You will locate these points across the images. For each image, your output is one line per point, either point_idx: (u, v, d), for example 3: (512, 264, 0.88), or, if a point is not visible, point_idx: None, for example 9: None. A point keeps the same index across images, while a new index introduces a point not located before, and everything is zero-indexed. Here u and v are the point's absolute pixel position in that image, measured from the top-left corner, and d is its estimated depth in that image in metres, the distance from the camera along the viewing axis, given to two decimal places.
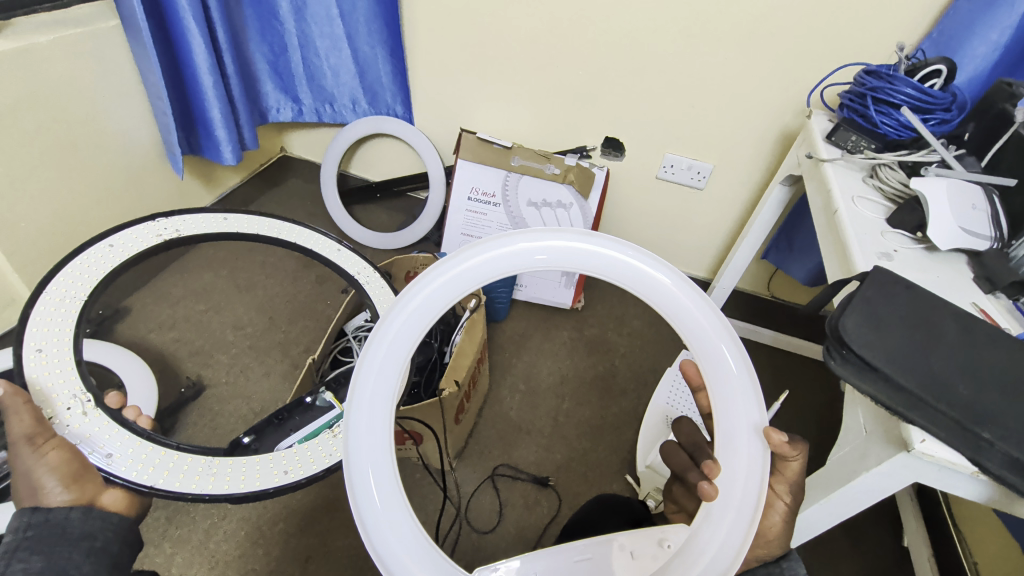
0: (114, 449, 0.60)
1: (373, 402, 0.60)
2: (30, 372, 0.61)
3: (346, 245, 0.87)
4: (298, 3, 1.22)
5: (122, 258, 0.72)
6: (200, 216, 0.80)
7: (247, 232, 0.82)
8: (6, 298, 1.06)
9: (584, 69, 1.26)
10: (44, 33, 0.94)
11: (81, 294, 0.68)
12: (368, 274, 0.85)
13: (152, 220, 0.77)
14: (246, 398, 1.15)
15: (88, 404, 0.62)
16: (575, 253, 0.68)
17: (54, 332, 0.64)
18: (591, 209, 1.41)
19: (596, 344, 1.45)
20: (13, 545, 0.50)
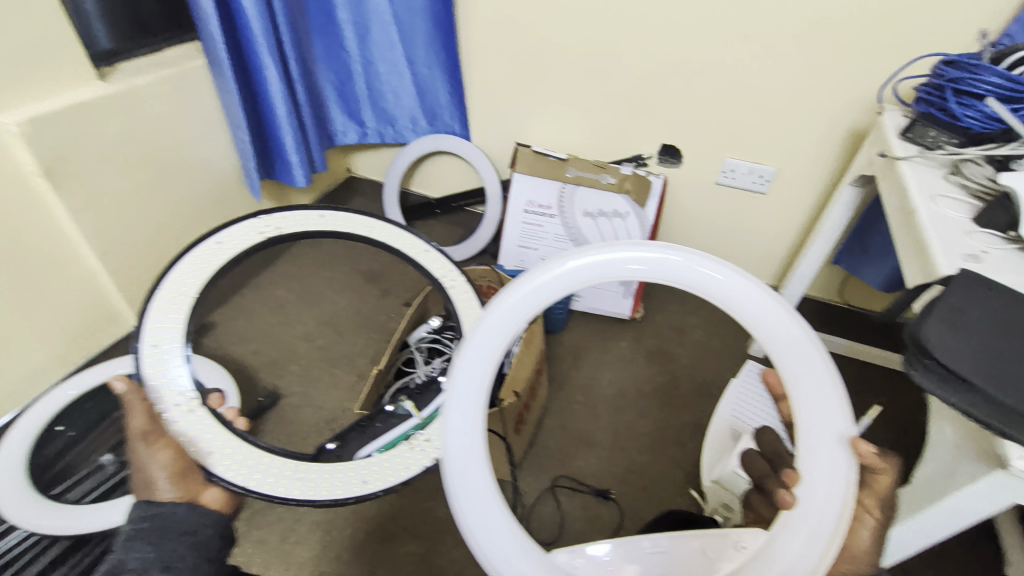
0: (215, 448, 0.65)
1: (456, 410, 0.64)
2: (148, 371, 0.65)
3: (433, 246, 0.88)
4: (362, 32, 1.28)
5: (230, 255, 0.74)
6: (298, 212, 0.81)
7: (340, 231, 0.83)
8: (110, 315, 1.17)
9: (638, 78, 1.26)
10: (144, 75, 1.05)
11: (192, 290, 0.71)
12: (454, 278, 0.86)
13: (255, 215, 0.78)
14: (317, 406, 1.21)
15: (192, 401, 0.67)
16: (663, 264, 0.68)
17: (169, 328, 0.68)
18: (649, 218, 1.39)
19: (656, 355, 1.43)
20: (131, 534, 0.56)
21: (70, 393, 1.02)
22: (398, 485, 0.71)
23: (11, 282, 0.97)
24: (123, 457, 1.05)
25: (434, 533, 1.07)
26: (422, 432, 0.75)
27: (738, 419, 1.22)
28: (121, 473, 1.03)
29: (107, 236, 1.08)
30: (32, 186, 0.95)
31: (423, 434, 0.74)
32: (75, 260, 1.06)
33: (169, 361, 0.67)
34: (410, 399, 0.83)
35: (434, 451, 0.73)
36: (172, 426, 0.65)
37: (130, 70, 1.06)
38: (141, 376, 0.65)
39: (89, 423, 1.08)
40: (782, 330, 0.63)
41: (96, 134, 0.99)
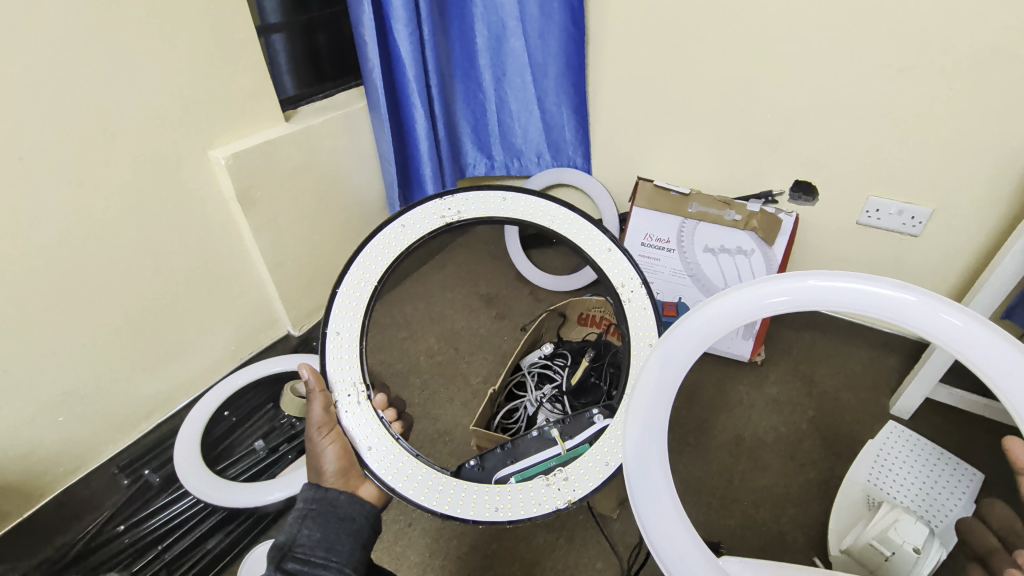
0: (373, 443, 0.79)
1: (652, 403, 0.68)
2: (330, 362, 0.80)
3: (615, 248, 0.84)
4: (499, 75, 1.38)
5: (411, 240, 0.83)
6: (481, 196, 0.84)
7: (520, 218, 0.85)
8: (270, 319, 1.35)
9: (772, 112, 1.23)
10: (318, 116, 1.23)
11: (372, 279, 0.82)
12: (632, 286, 0.83)
13: (441, 197, 0.84)
14: (433, 419, 1.29)
15: (361, 393, 0.80)
16: (846, 293, 0.70)
17: (348, 319, 0.81)
18: (776, 257, 1.32)
19: (779, 404, 1.33)
20: (305, 511, 0.72)
21: (239, 381, 1.20)
22: (525, 519, 0.78)
23: (207, 285, 1.17)
24: (272, 443, 1.21)
25: (534, 558, 1.08)
26: (562, 468, 0.80)
27: (876, 486, 1.10)
28: (268, 458, 1.18)
29: (277, 252, 1.26)
30: (229, 208, 1.14)
31: (563, 471, 0.80)
32: (251, 271, 1.25)
33: (346, 353, 0.81)
34: (555, 425, 0.87)
35: (569, 494, 0.78)
36: (343, 413, 0.79)
37: (309, 111, 1.24)
38: (324, 367, 0.80)
39: (246, 411, 1.24)
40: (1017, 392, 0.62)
41: (279, 166, 1.16)
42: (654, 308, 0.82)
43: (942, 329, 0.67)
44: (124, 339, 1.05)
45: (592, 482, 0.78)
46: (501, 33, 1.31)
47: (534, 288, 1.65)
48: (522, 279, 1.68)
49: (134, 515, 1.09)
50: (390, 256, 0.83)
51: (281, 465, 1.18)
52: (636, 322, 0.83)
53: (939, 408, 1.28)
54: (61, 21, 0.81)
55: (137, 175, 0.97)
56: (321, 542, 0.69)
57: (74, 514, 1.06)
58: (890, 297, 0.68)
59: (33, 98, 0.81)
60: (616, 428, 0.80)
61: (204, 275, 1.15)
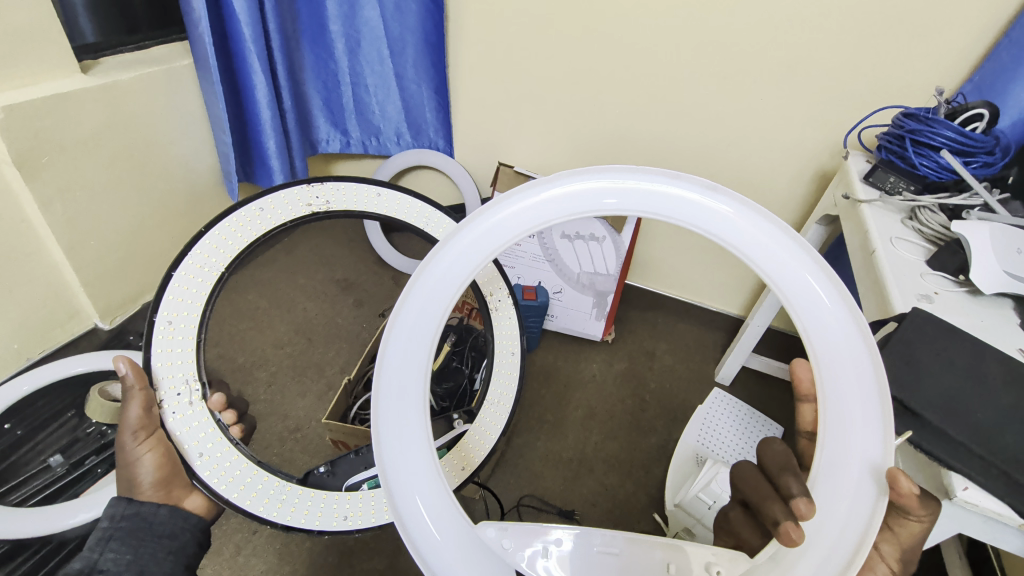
0: (206, 449, 0.68)
1: (404, 356, 0.62)
2: (157, 356, 0.66)
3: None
4: (352, 45, 1.30)
5: (268, 228, 0.74)
6: (354, 188, 0.79)
7: (391, 217, 0.82)
8: (71, 310, 1.13)
9: (618, 107, 1.31)
10: (128, 71, 1.04)
11: (219, 265, 0.71)
12: (500, 295, 0.87)
13: (308, 184, 0.77)
14: (282, 415, 1.19)
15: (195, 393, 0.69)
16: (644, 195, 0.63)
17: (186, 308, 0.68)
18: (624, 244, 1.42)
19: (626, 379, 1.45)
20: (110, 531, 0.61)
21: (23, 388, 0.96)
22: (376, 527, 0.74)
23: None
24: (74, 458, 1.01)
25: (394, 549, 1.05)
26: None
27: (703, 445, 1.24)
28: (70, 476, 0.99)
29: (78, 231, 1.05)
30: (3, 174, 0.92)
31: None
32: (40, 254, 1.03)
33: (179, 345, 0.68)
34: None
35: None
36: (167, 415, 0.67)
37: (114, 65, 1.05)
38: (148, 361, 0.66)
39: (39, 421, 1.01)
40: (824, 315, 0.59)
41: (75, 126, 0.97)
42: (518, 320, 0.87)
43: (741, 230, 0.61)
44: None
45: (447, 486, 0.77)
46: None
47: (395, 273, 1.60)
48: (383, 264, 1.62)
49: None
50: (244, 240, 0.72)
51: (88, 482, 0.99)
52: (501, 329, 0.87)
53: (751, 374, 1.49)
54: None
55: None
56: (132, 566, 0.60)
57: None
58: (696, 200, 0.62)
59: None
60: (477, 432, 0.83)
61: None
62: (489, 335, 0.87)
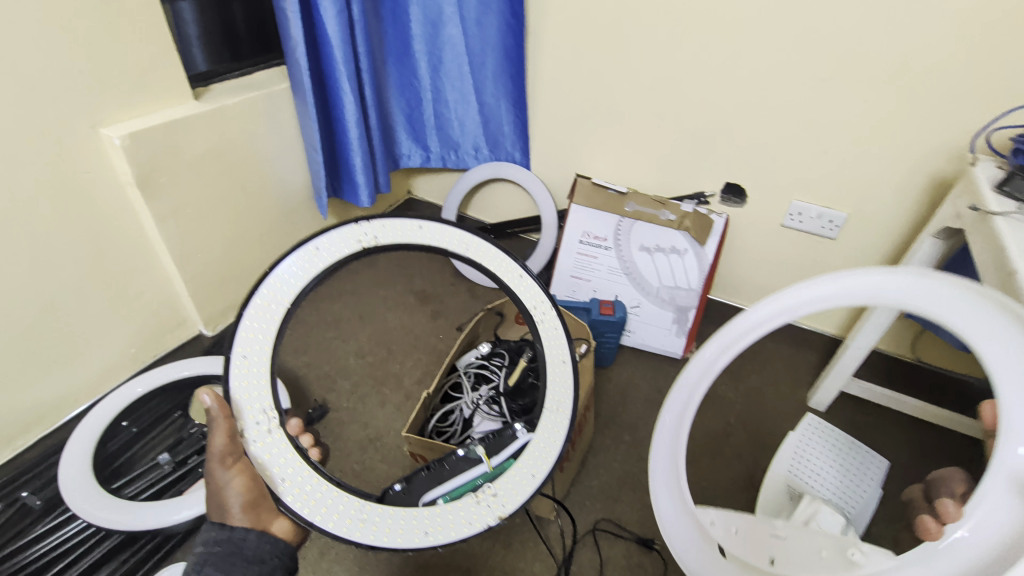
0: (288, 474, 0.70)
1: (671, 432, 0.81)
2: (236, 386, 0.69)
3: (527, 272, 0.83)
4: (435, 63, 1.35)
5: (321, 268, 0.74)
6: (396, 223, 0.76)
7: (437, 245, 0.80)
8: (179, 317, 1.22)
9: (704, 116, 1.26)
10: (233, 96, 1.12)
11: (285, 304, 0.72)
12: (544, 308, 0.83)
13: (355, 223, 0.75)
14: (363, 423, 1.22)
15: (273, 421, 0.71)
16: (859, 281, 0.76)
17: (258, 341, 0.71)
18: (707, 256, 1.37)
19: (709, 400, 1.37)
20: (204, 559, 0.64)
21: (137, 390, 1.07)
22: (458, 540, 0.74)
23: (100, 282, 1.03)
24: (179, 457, 1.04)
25: (468, 566, 1.04)
26: (490, 484, 0.77)
27: (795, 475, 1.15)
28: (175, 474, 1.02)
29: (187, 245, 1.13)
30: (125, 193, 1.02)
31: (491, 487, 0.77)
32: (153, 266, 1.12)
33: (255, 375, 0.70)
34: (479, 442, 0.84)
35: (499, 510, 0.76)
36: (250, 444, 0.70)
37: (222, 91, 1.13)
38: (228, 390, 0.69)
39: (150, 421, 1.09)
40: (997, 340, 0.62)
41: (188, 149, 1.05)
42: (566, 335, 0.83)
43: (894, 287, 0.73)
44: None
45: (521, 497, 0.77)
46: (437, 19, 1.27)
47: (471, 284, 1.62)
48: (459, 277, 1.64)
49: (10, 544, 0.89)
50: (298, 283, 0.73)
51: (190, 480, 1.00)
52: (549, 340, 0.83)
53: (849, 401, 1.37)
54: None
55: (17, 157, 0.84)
56: None
57: None
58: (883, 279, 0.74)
59: None
60: (541, 442, 0.80)
61: (95, 273, 1.02)
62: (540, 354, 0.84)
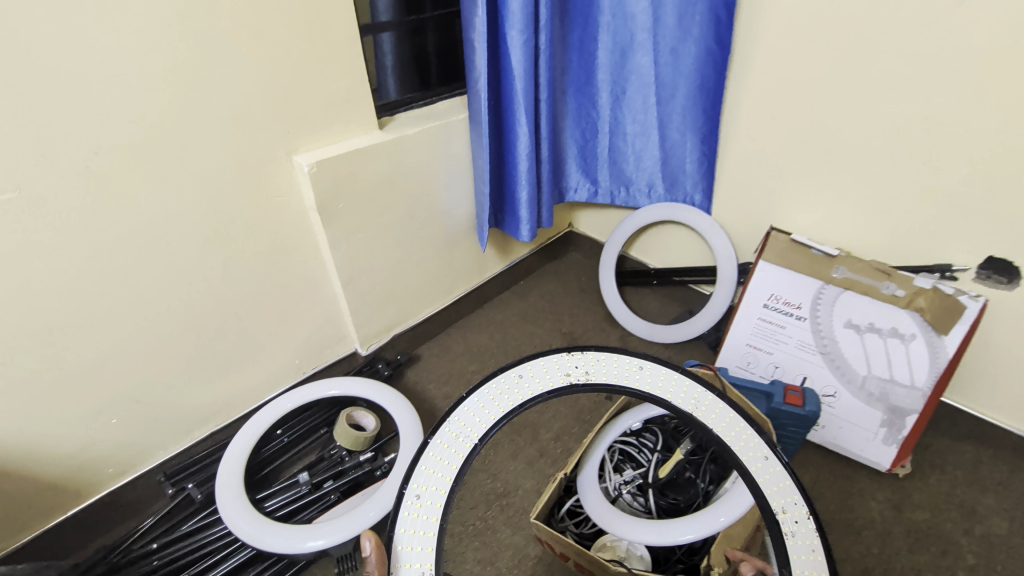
0: None
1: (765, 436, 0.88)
2: (401, 520, 0.62)
3: (774, 457, 0.69)
4: (618, 93, 1.23)
5: (532, 392, 0.74)
6: (615, 360, 0.78)
7: (654, 392, 0.76)
8: (338, 334, 1.26)
9: (968, 168, 0.97)
10: (415, 126, 1.13)
11: (475, 433, 0.70)
12: (796, 514, 0.64)
13: (568, 354, 0.79)
14: (491, 475, 1.14)
15: None
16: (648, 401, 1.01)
17: (435, 481, 0.65)
18: (947, 350, 1.04)
19: (925, 539, 1.03)
20: None
21: (287, 405, 1.11)
22: None
23: (279, 294, 1.10)
24: (317, 478, 1.04)
25: None
26: None
27: None
28: (310, 495, 1.01)
29: (354, 267, 1.17)
30: (308, 217, 1.06)
31: None
32: (324, 283, 1.17)
33: (426, 520, 0.62)
34: None
35: None
36: None
37: (405, 120, 1.15)
38: (391, 533, 0.61)
39: (299, 434, 1.13)
40: None
41: (366, 176, 1.07)
42: (829, 556, 0.60)
43: None
44: (190, 343, 1.00)
45: None
46: (627, 46, 1.16)
47: (625, 334, 1.47)
48: (612, 323, 1.50)
49: (168, 536, 0.97)
50: (500, 408, 0.72)
51: (320, 508, 1.00)
52: (801, 570, 0.59)
53: None
54: (170, 17, 0.76)
55: (226, 175, 0.91)
56: None
57: (114, 517, 1.01)
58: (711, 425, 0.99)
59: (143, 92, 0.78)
60: None
61: (274, 287, 1.08)
62: None
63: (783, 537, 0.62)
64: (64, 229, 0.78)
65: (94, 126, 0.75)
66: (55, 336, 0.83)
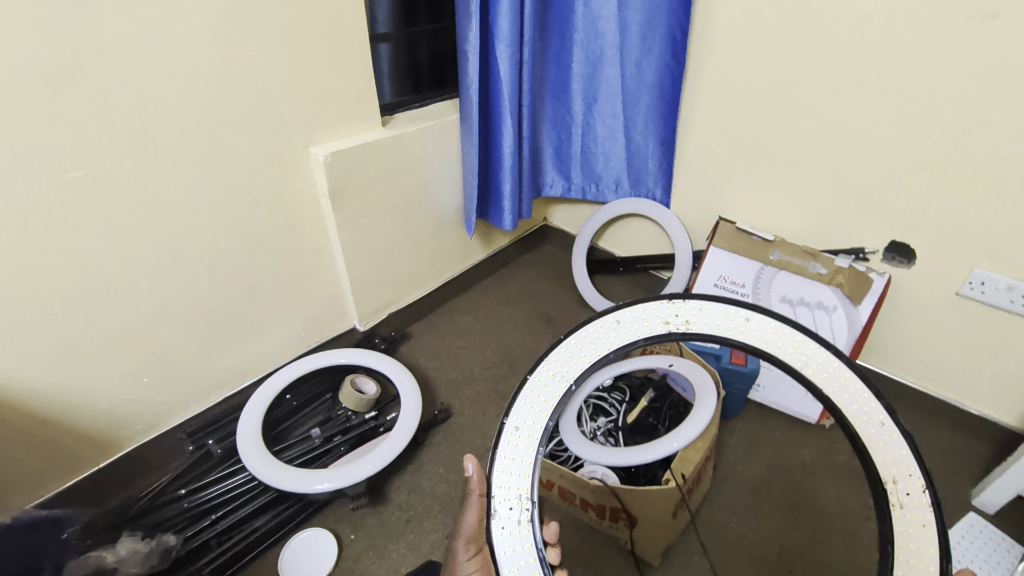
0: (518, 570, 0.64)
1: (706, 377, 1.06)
2: (502, 450, 0.70)
3: (892, 423, 0.64)
4: (590, 100, 1.41)
5: (622, 340, 0.74)
6: (719, 308, 0.72)
7: (759, 345, 0.71)
8: (340, 311, 1.39)
9: (873, 168, 1.19)
10: (413, 124, 1.28)
11: (568, 377, 0.73)
12: (909, 486, 0.62)
13: (670, 299, 0.74)
14: (481, 432, 1.28)
15: (524, 511, 0.67)
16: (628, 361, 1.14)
17: (533, 417, 0.71)
18: (861, 318, 1.25)
19: (845, 475, 1.23)
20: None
21: (305, 367, 1.24)
22: None
23: (291, 272, 1.22)
24: (327, 433, 1.17)
25: None
26: None
27: None
28: (322, 447, 1.15)
29: (356, 248, 1.30)
30: (318, 202, 1.19)
31: None
32: (329, 264, 1.30)
33: (523, 451, 0.70)
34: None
35: None
36: (497, 528, 0.66)
37: (403, 119, 1.30)
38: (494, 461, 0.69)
39: (307, 398, 1.26)
40: None
41: (370, 167, 1.21)
42: (940, 535, 0.59)
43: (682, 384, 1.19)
44: (212, 313, 1.11)
45: None
46: (598, 60, 1.34)
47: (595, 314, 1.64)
48: (584, 305, 1.68)
49: (194, 482, 1.09)
50: (595, 353, 0.74)
51: (334, 456, 1.14)
52: (906, 541, 0.61)
53: None
54: (215, 25, 0.89)
55: (252, 162, 1.04)
56: None
57: (139, 471, 1.10)
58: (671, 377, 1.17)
59: (188, 87, 0.90)
60: None
61: (286, 265, 1.20)
62: (885, 556, 0.62)
63: (891, 509, 0.62)
64: (116, 203, 0.90)
65: (147, 114, 0.87)
66: (100, 299, 0.94)
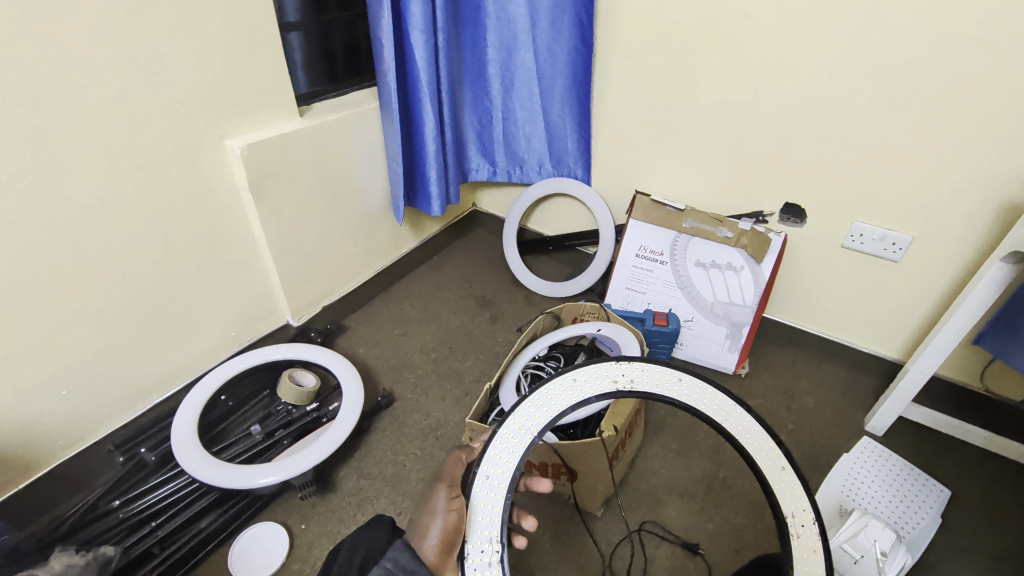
0: None
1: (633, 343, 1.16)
2: (475, 497, 0.69)
3: (790, 467, 0.72)
4: (507, 85, 1.46)
5: (578, 397, 0.77)
6: (656, 369, 0.79)
7: (690, 403, 0.77)
8: (271, 307, 1.36)
9: (764, 137, 1.31)
10: (333, 114, 1.27)
11: (535, 426, 0.74)
12: (804, 519, 0.68)
13: (617, 361, 0.80)
14: (424, 414, 1.31)
15: (495, 553, 0.67)
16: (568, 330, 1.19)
17: (502, 465, 0.72)
18: (764, 274, 1.39)
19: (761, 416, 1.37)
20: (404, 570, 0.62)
21: (240, 365, 1.22)
22: None
23: (216, 269, 1.19)
24: (268, 429, 1.17)
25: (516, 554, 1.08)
26: None
27: (847, 497, 1.15)
28: (263, 443, 1.14)
29: (283, 241, 1.28)
30: (239, 196, 1.17)
31: None
32: (256, 259, 1.27)
33: (495, 494, 0.70)
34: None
35: None
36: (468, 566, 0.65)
37: (322, 109, 1.29)
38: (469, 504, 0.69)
39: (244, 396, 1.25)
40: None
41: (291, 158, 1.20)
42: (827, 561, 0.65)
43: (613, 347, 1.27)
44: (134, 317, 1.07)
45: None
46: (512, 45, 1.39)
47: (528, 292, 1.71)
48: (518, 285, 1.74)
49: (129, 491, 1.06)
50: (555, 409, 0.76)
51: (277, 450, 1.13)
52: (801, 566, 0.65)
53: (909, 426, 1.35)
54: (114, 16, 0.86)
55: (164, 157, 1.01)
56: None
57: (66, 490, 1.05)
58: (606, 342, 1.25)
59: (88, 80, 0.86)
60: None
61: (211, 262, 1.18)
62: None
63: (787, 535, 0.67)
64: (20, 205, 0.85)
65: (43, 110, 0.83)
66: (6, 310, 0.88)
